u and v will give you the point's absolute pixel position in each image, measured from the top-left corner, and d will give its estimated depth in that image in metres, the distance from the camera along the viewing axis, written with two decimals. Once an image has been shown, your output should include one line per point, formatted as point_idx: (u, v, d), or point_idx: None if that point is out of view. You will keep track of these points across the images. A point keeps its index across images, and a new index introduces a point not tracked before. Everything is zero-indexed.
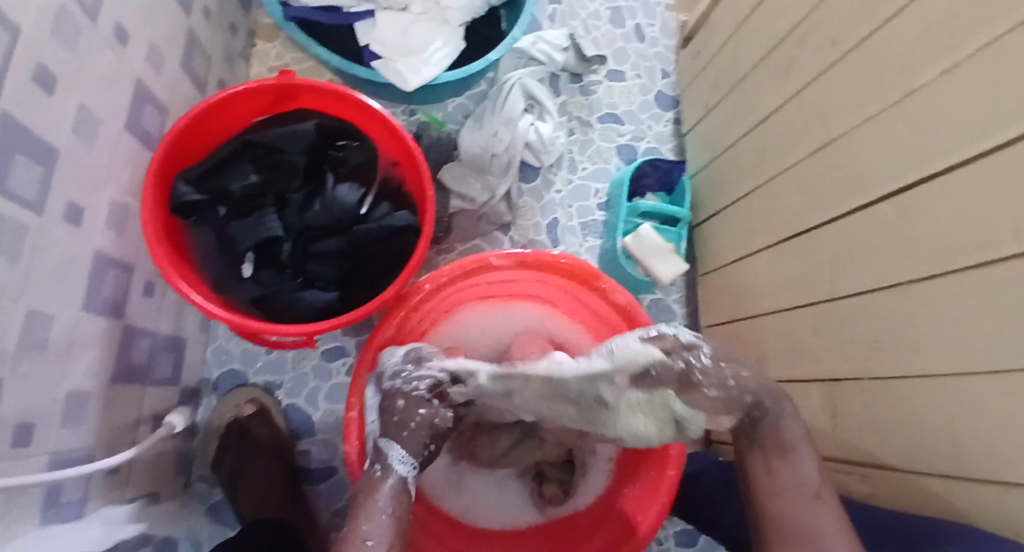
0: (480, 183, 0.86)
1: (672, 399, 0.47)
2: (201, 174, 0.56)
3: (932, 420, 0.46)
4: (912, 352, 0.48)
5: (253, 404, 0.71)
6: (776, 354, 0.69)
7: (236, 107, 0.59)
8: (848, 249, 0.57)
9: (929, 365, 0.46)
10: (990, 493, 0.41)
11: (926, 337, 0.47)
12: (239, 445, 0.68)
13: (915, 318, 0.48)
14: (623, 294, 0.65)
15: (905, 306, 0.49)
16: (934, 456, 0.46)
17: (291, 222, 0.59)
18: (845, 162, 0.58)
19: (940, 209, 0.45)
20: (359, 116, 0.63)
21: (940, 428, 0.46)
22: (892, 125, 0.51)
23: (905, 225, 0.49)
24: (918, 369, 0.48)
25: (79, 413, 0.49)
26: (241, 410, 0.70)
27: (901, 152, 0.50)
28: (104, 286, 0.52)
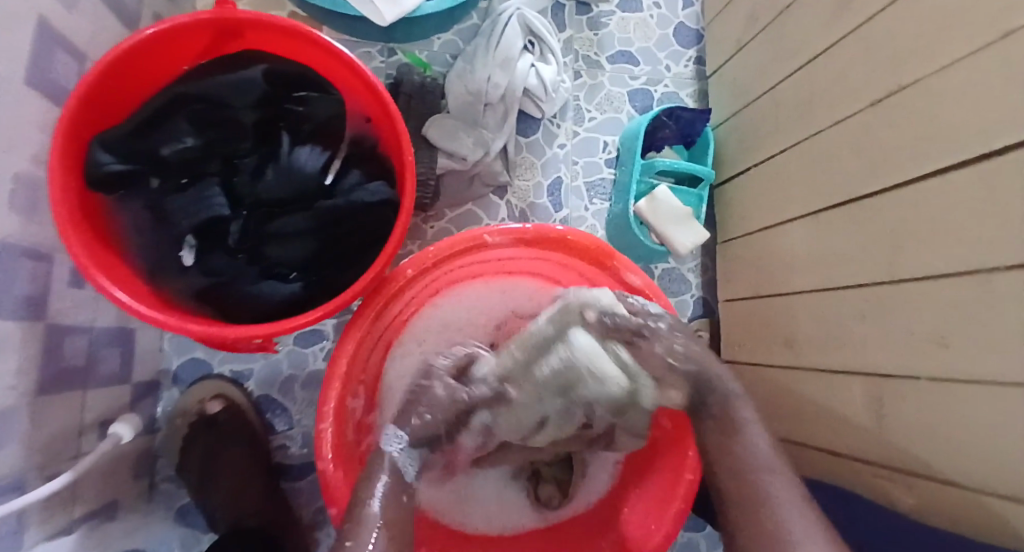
0: (473, 139, 0.74)
1: (620, 350, 0.52)
2: (123, 137, 0.45)
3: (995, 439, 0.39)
4: (976, 358, 0.41)
5: (218, 400, 0.64)
6: (808, 340, 0.61)
7: (163, 48, 0.47)
8: (908, 226, 0.48)
9: (997, 376, 0.39)
10: None
11: (998, 343, 0.38)
12: (205, 443, 0.62)
13: (987, 316, 0.39)
14: (638, 274, 0.56)
15: (975, 299, 0.41)
16: (996, 475, 0.40)
17: (244, 196, 0.49)
18: (915, 116, 0.46)
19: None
20: (320, 60, 0.51)
21: (1008, 449, 0.38)
22: (978, 75, 0.40)
23: (982, 205, 0.40)
24: (984, 378, 0.40)
25: (4, 434, 0.41)
26: (206, 406, 0.64)
27: (985, 113, 0.39)
28: (18, 280, 0.43)
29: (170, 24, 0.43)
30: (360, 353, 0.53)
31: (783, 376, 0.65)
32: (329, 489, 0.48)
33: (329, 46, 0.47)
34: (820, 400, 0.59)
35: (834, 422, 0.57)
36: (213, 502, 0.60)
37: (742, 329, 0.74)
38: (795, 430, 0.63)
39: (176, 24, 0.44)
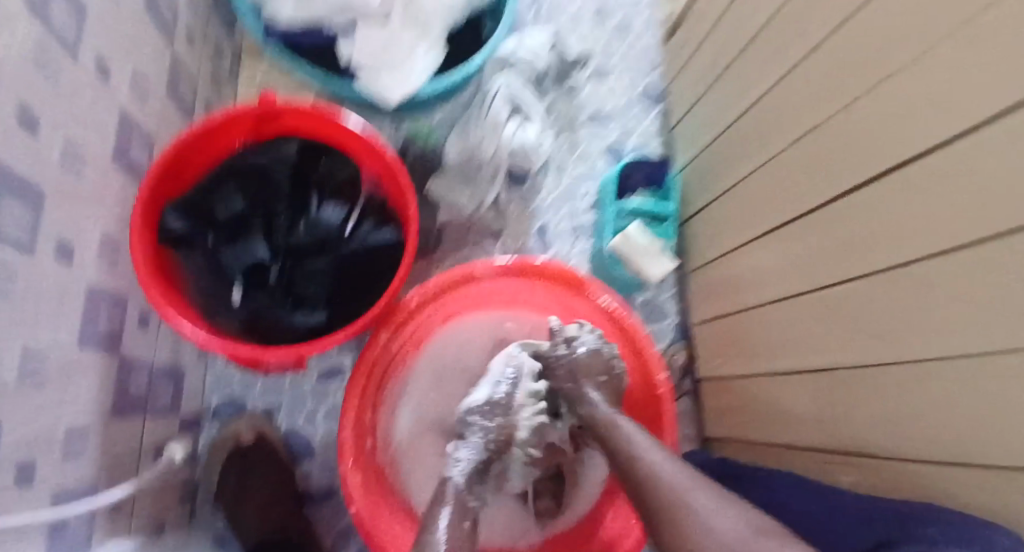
0: (469, 193, 0.88)
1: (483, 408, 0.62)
2: (188, 203, 0.58)
3: (900, 409, 0.47)
4: (879, 345, 0.49)
5: (252, 431, 0.73)
6: (768, 348, 0.69)
7: (217, 133, 0.60)
8: (821, 238, 0.57)
9: (894, 357, 0.47)
10: (949, 484, 0.41)
11: (893, 329, 0.47)
12: (239, 471, 0.70)
13: (883, 307, 0.47)
14: (607, 296, 0.67)
15: (873, 297, 0.49)
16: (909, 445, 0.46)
17: (276, 244, 0.60)
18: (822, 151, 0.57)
19: (891, 201, 0.44)
20: (340, 136, 0.64)
21: (911, 416, 0.46)
22: (849, 120, 0.50)
23: (866, 221, 0.48)
24: (887, 359, 0.48)
25: (80, 446, 0.50)
26: (241, 438, 0.72)
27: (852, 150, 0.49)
28: (99, 319, 0.53)
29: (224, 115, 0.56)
30: (377, 372, 0.63)
31: (755, 387, 0.72)
32: (347, 487, 0.56)
33: (350, 127, 0.60)
34: (779, 402, 0.66)
35: (792, 420, 0.64)
36: (243, 515, 0.67)
37: (718, 346, 0.82)
38: (763, 432, 0.70)
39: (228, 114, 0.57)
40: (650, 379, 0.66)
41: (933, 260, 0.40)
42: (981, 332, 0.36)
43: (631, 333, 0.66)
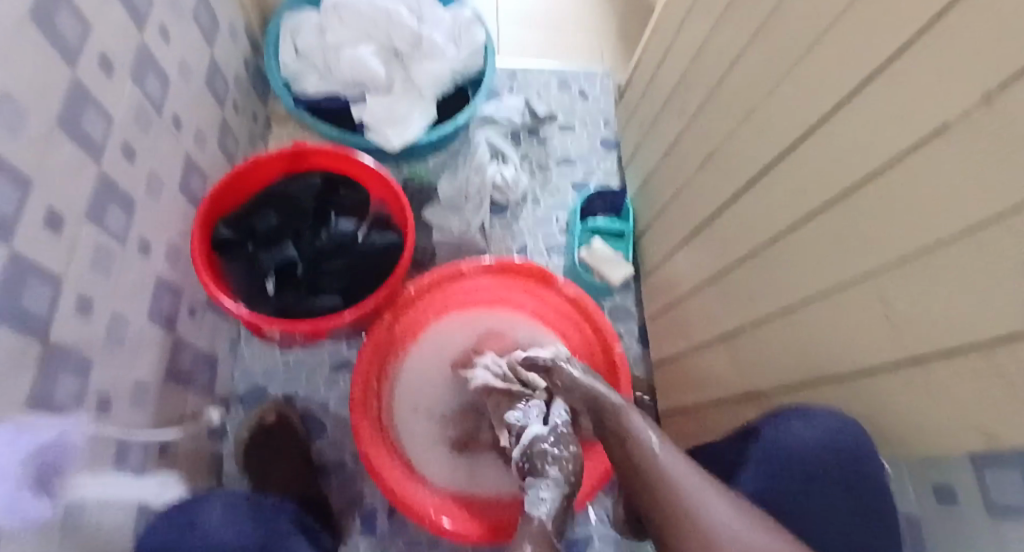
0: (458, 219, 1.05)
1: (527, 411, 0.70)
2: (235, 218, 0.74)
3: (781, 344, 0.60)
4: (765, 295, 0.62)
5: (272, 412, 0.84)
6: (698, 325, 0.81)
7: (258, 168, 0.78)
8: (721, 226, 0.72)
9: (775, 302, 0.60)
10: (830, 391, 0.53)
11: (773, 279, 0.61)
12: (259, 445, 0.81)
13: (767, 268, 0.62)
14: (571, 286, 0.80)
15: (761, 263, 0.63)
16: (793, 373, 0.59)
17: (302, 249, 0.76)
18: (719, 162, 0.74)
19: (769, 179, 0.60)
20: (352, 169, 0.81)
21: (788, 348, 0.58)
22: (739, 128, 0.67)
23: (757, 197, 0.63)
24: (771, 306, 0.61)
25: (141, 400, 0.62)
26: (263, 418, 0.84)
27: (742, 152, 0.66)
28: (161, 303, 0.68)
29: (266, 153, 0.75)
30: (381, 349, 0.76)
31: (690, 363, 0.84)
32: (359, 437, 0.67)
33: (360, 160, 0.78)
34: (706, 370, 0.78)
35: (717, 384, 0.75)
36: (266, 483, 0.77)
37: (664, 337, 0.94)
38: (698, 399, 0.81)
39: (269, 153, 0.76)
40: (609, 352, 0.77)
41: (797, 218, 0.54)
42: (828, 259, 0.50)
43: (593, 317, 0.79)
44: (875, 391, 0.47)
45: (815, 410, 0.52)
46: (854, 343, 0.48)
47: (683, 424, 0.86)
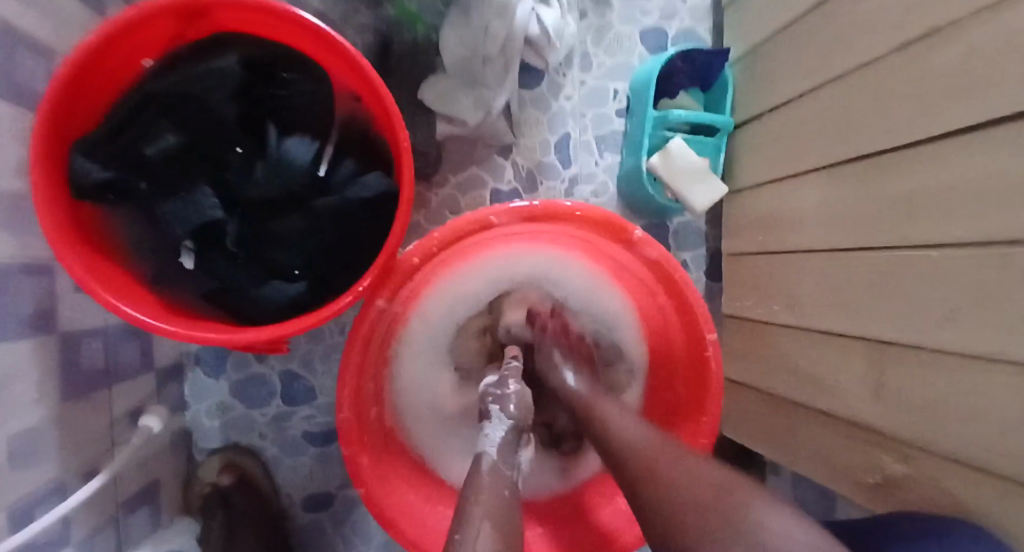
0: (472, 100, 0.69)
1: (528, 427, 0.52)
2: (102, 141, 0.43)
3: (984, 413, 0.39)
4: (985, 330, 0.39)
5: (230, 475, 0.68)
6: (816, 299, 0.59)
7: (128, 38, 0.43)
8: (933, 182, 0.44)
9: (995, 352, 0.37)
10: None
11: (1009, 321, 0.36)
12: (221, 518, 0.66)
13: (1016, 293, 0.37)
14: (653, 246, 0.55)
15: (996, 278, 0.38)
16: (982, 454, 0.40)
17: (236, 193, 0.47)
18: (948, 68, 0.42)
19: None
20: (296, 38, 0.47)
21: (1003, 430, 0.37)
22: None
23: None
24: (990, 353, 0.38)
25: (31, 451, 0.43)
26: (220, 479, 0.68)
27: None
28: (20, 300, 0.42)
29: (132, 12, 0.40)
30: (375, 340, 0.54)
31: (783, 335, 0.65)
32: (356, 473, 0.50)
33: (306, 22, 0.44)
34: (821, 364, 0.58)
35: (832, 388, 0.56)
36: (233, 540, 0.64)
37: (745, 284, 0.73)
38: (791, 388, 0.63)
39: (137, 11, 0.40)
40: (697, 338, 0.57)
41: None
42: None
43: (678, 287, 0.56)
44: None
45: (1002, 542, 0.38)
46: None
47: (759, 408, 0.70)
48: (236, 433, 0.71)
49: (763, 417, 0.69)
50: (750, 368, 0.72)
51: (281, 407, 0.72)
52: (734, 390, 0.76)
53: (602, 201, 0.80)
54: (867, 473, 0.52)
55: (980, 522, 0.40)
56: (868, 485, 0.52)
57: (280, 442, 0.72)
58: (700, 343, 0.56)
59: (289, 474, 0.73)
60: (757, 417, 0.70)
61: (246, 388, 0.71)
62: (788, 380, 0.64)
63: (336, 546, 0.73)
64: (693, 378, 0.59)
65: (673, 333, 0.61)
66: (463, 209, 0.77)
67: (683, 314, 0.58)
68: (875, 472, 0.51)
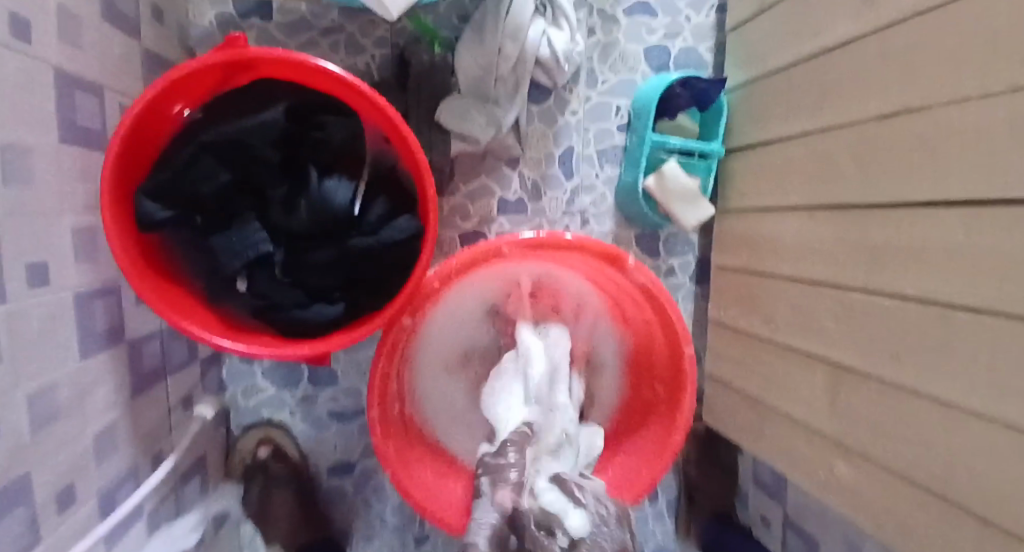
0: (484, 118, 0.73)
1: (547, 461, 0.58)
2: (164, 183, 0.48)
3: (918, 433, 0.49)
4: (927, 376, 0.48)
5: (265, 446, 0.79)
6: (788, 321, 0.68)
7: (184, 88, 0.49)
8: (892, 241, 0.51)
9: (938, 395, 0.46)
10: (959, 520, 0.45)
11: (948, 368, 0.45)
12: (259, 484, 0.78)
13: (941, 345, 0.46)
14: (644, 273, 0.63)
15: (937, 333, 0.46)
16: (908, 466, 0.50)
17: (278, 226, 0.53)
18: (913, 146, 0.48)
19: (1013, 243, 0.38)
20: (329, 86, 0.53)
21: (936, 450, 0.47)
22: (985, 118, 0.41)
23: (975, 252, 0.42)
24: (927, 394, 0.48)
25: (109, 443, 0.51)
26: (257, 452, 0.79)
27: (982, 169, 0.41)
28: (95, 317, 0.50)
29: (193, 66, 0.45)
30: (398, 347, 0.62)
31: (760, 346, 0.74)
32: (384, 459, 0.60)
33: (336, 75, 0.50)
34: (789, 376, 0.68)
35: (797, 397, 0.66)
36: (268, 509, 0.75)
37: (731, 294, 0.82)
38: (763, 392, 0.73)
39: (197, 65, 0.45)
40: (677, 350, 0.65)
41: None
42: None
43: (664, 308, 0.63)
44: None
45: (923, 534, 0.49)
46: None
47: (735, 404, 0.80)
48: (268, 411, 0.81)
49: (738, 412, 0.80)
50: (730, 368, 0.82)
51: (308, 389, 0.81)
52: (714, 386, 0.86)
53: (601, 210, 0.86)
54: (817, 469, 0.63)
55: (909, 519, 0.50)
56: (818, 479, 0.63)
57: (307, 419, 0.81)
58: (679, 355, 0.64)
59: (315, 446, 0.82)
60: (733, 412, 0.80)
61: (276, 373, 0.80)
62: (760, 384, 0.74)
63: (355, 506, 0.84)
64: (670, 386, 0.67)
65: (656, 345, 0.69)
66: (473, 214, 0.83)
67: (666, 330, 0.65)
68: (825, 470, 0.62)
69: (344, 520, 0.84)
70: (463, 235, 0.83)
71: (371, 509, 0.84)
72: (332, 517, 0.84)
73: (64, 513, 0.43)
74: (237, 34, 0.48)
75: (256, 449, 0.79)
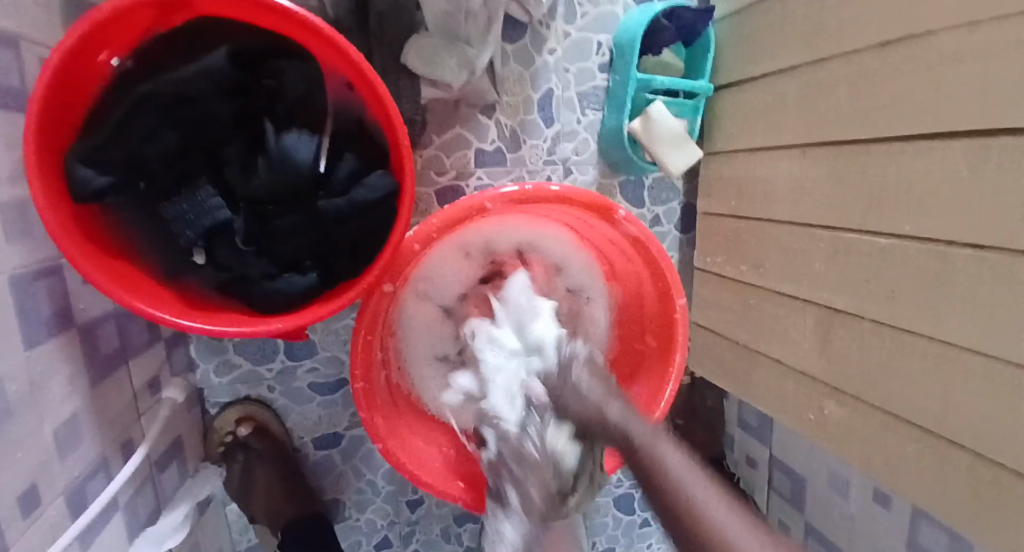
0: (456, 59, 0.66)
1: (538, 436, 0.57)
2: (98, 147, 0.42)
3: (908, 370, 0.49)
4: (921, 313, 0.47)
5: (247, 424, 0.76)
6: (777, 265, 0.67)
7: (108, 32, 0.41)
8: (887, 179, 0.50)
9: (935, 332, 0.46)
10: (950, 453, 0.46)
11: (941, 305, 0.45)
12: (243, 460, 0.75)
13: (940, 285, 0.45)
14: (634, 225, 0.60)
15: (933, 270, 0.46)
16: (900, 405, 0.51)
17: (236, 190, 0.47)
18: (916, 75, 0.45)
19: (1020, 178, 0.37)
20: (279, 24, 0.46)
21: (925, 387, 0.48)
22: (998, 42, 0.38)
23: (976, 186, 0.41)
24: (921, 330, 0.48)
25: (74, 436, 0.48)
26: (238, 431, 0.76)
27: (988, 100, 0.39)
28: (39, 303, 0.44)
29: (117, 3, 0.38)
30: (380, 317, 0.59)
31: (748, 291, 0.74)
32: (373, 431, 0.58)
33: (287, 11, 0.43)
34: (777, 319, 0.68)
35: (786, 340, 0.66)
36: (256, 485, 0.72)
37: (716, 240, 0.81)
38: (751, 336, 0.73)
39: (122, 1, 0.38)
40: (667, 301, 0.64)
41: None
42: None
43: (656, 259, 0.62)
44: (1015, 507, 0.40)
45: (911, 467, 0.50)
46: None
47: (721, 349, 0.81)
48: (244, 387, 0.78)
49: (724, 357, 0.80)
50: (716, 314, 0.82)
51: (286, 362, 0.77)
52: (699, 333, 0.86)
53: (584, 158, 0.82)
54: (807, 411, 0.64)
55: (896, 453, 0.52)
56: (808, 421, 0.64)
57: (289, 391, 0.79)
58: (670, 306, 0.63)
59: (299, 418, 0.80)
60: (720, 357, 0.81)
61: (250, 348, 0.76)
62: (747, 329, 0.74)
63: (345, 474, 0.83)
64: (660, 336, 0.66)
65: (645, 297, 0.68)
66: (449, 168, 0.78)
67: (656, 281, 0.64)
68: (814, 410, 0.63)
69: (336, 487, 0.83)
70: (439, 192, 0.78)
71: (363, 475, 0.84)
72: (324, 485, 0.83)
73: (29, 518, 0.40)
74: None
75: (237, 427, 0.76)
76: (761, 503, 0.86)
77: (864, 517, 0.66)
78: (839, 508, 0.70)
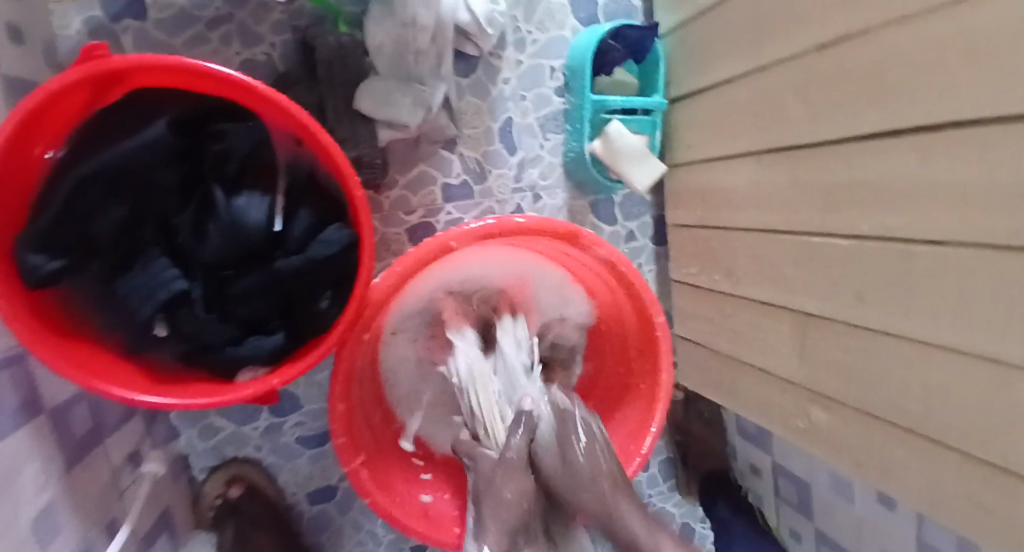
0: (411, 99, 0.66)
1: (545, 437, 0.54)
2: (46, 231, 0.41)
3: (883, 369, 0.49)
4: (888, 311, 0.47)
5: (238, 486, 0.74)
6: (749, 272, 0.67)
7: (48, 115, 0.41)
8: (841, 182, 0.50)
9: (902, 329, 0.46)
10: (933, 451, 0.45)
11: (905, 302, 0.45)
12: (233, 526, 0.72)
13: (902, 281, 0.45)
14: (605, 247, 0.60)
15: (894, 268, 0.46)
16: (882, 404, 0.50)
17: (192, 259, 0.47)
18: (851, 79, 0.46)
19: (958, 171, 0.38)
20: (216, 88, 0.46)
21: (899, 385, 0.48)
22: (920, 42, 0.39)
23: (918, 184, 0.41)
24: (889, 329, 0.48)
25: (51, 524, 0.46)
26: (228, 492, 0.74)
27: (916, 98, 0.40)
28: (4, 394, 0.43)
29: (54, 87, 0.38)
30: (355, 368, 0.59)
31: (725, 300, 0.73)
32: (360, 484, 0.57)
33: (217, 74, 0.43)
34: (755, 326, 0.67)
35: (766, 346, 0.66)
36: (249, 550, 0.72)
37: (688, 250, 0.81)
38: (733, 345, 0.72)
39: (55, 88, 0.38)
40: (646, 319, 0.63)
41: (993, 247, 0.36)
42: (999, 341, 0.37)
43: (631, 279, 0.62)
44: (994, 503, 0.40)
45: (902, 467, 0.49)
46: (998, 442, 0.38)
47: (709, 361, 0.80)
48: (231, 451, 0.76)
49: (711, 367, 0.79)
50: (698, 324, 0.81)
51: (270, 419, 0.76)
52: (685, 345, 0.86)
53: (551, 182, 0.82)
54: (796, 418, 0.63)
55: (885, 454, 0.51)
56: (797, 426, 0.63)
57: (274, 449, 0.77)
58: (650, 323, 0.63)
59: (289, 474, 0.78)
60: (708, 370, 0.80)
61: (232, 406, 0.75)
62: (729, 337, 0.74)
63: (344, 526, 0.81)
64: (641, 352, 0.66)
65: (624, 314, 0.67)
66: (417, 207, 0.78)
67: (633, 300, 0.64)
68: (803, 416, 0.62)
69: (333, 541, 0.81)
70: (410, 230, 0.78)
71: (360, 526, 0.81)
72: (321, 541, 0.81)
73: None
74: (96, 42, 0.41)
75: (226, 490, 0.74)
76: (771, 517, 0.84)
77: (867, 517, 0.65)
78: (845, 511, 0.69)
